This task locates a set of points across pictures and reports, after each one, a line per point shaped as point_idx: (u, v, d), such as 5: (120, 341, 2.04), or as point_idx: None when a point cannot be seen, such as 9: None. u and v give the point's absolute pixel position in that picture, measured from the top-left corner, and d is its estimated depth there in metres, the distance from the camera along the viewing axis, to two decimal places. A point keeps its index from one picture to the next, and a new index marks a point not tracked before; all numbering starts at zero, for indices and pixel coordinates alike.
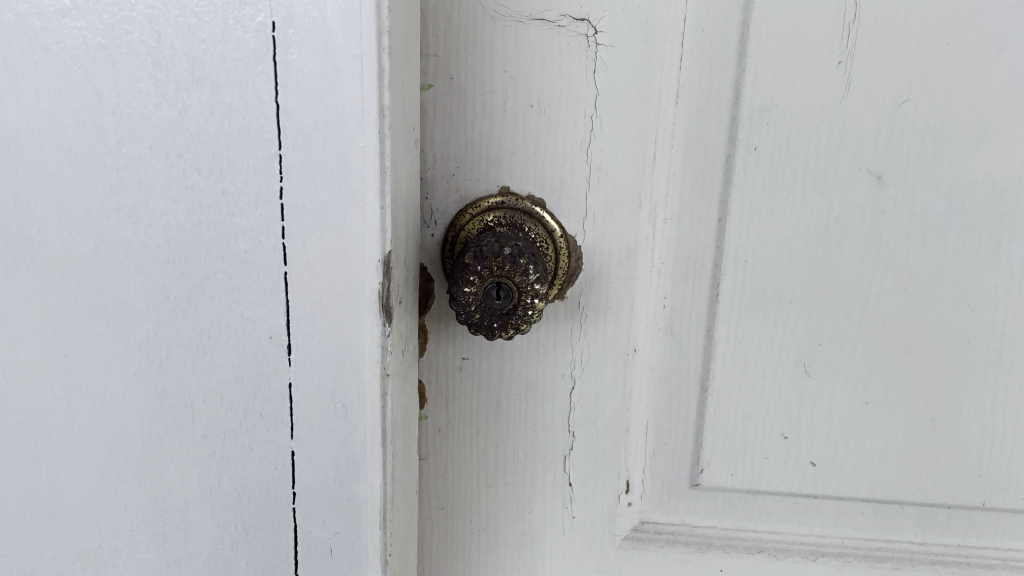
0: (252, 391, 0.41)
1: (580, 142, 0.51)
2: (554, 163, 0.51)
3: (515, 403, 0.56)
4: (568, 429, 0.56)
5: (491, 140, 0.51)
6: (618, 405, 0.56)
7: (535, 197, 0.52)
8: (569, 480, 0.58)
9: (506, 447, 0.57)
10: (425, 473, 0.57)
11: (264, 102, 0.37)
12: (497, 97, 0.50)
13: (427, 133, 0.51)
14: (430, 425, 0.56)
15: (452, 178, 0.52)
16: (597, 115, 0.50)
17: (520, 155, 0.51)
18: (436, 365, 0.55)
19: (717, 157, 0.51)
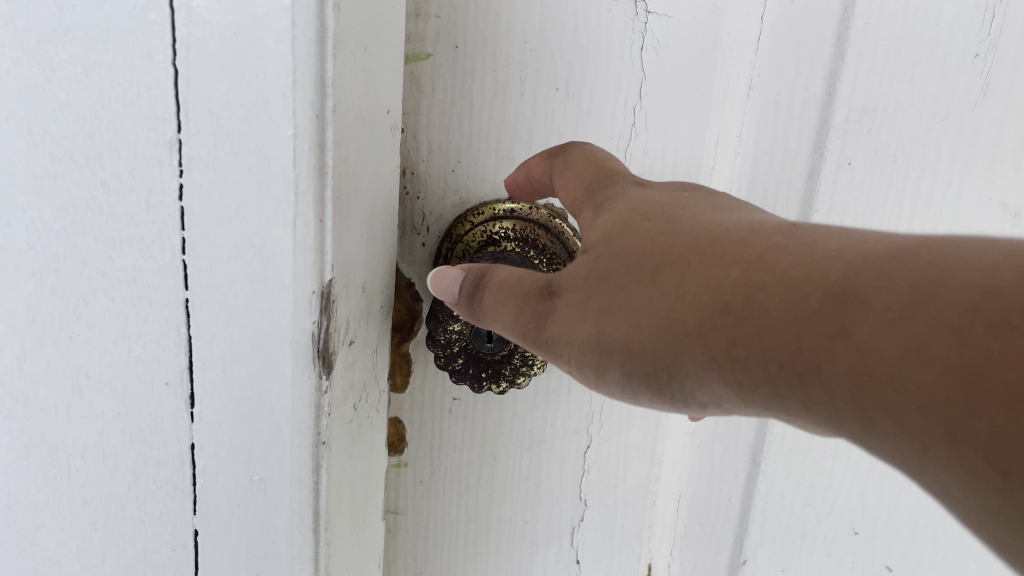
0: (142, 450, 0.31)
1: (619, 140, 0.39)
2: None
3: (515, 459, 0.45)
4: (578, 496, 0.46)
5: (502, 131, 0.40)
6: (644, 473, 0.45)
7: (554, 207, 0.41)
8: (578, 557, 0.47)
9: (502, 510, 0.46)
10: (399, 530, 0.47)
11: (157, 66, 0.26)
12: (512, 75, 0.39)
13: (422, 116, 0.40)
14: (408, 475, 0.46)
15: (451, 175, 0.41)
16: (643, 106, 0.38)
17: (538, 153, 0.40)
18: (419, 403, 0.44)
19: (799, 171, 0.39)
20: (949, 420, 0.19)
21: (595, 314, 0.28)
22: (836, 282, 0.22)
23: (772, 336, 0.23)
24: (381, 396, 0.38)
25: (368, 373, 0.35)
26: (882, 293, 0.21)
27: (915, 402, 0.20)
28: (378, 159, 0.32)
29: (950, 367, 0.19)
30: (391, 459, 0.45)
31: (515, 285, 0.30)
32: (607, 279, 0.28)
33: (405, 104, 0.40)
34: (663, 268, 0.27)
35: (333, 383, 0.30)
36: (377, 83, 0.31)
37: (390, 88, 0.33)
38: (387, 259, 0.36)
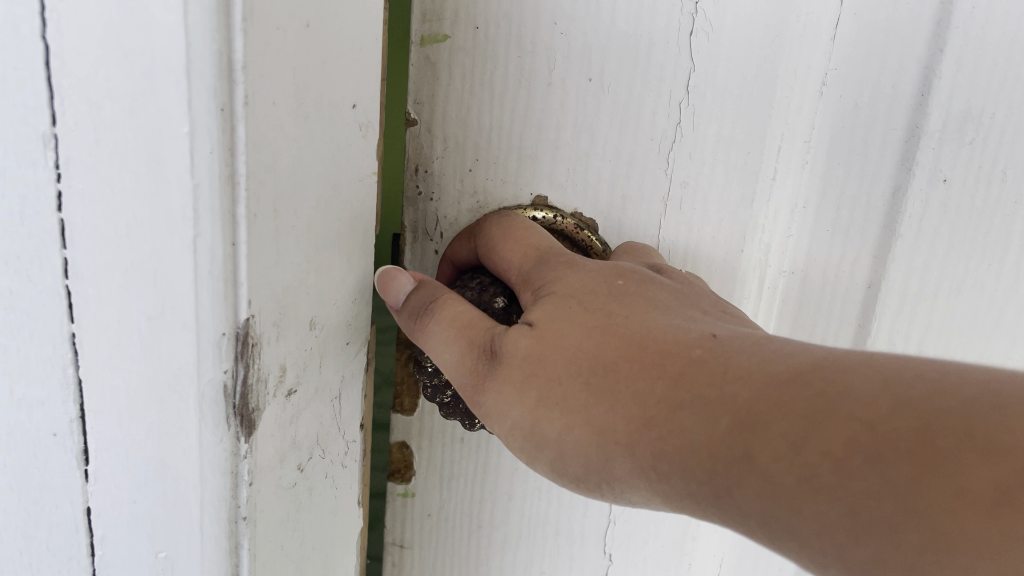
0: (34, 510, 0.26)
1: (661, 142, 0.33)
2: (616, 170, 0.34)
3: (532, 501, 0.40)
4: (601, 550, 0.40)
5: (526, 127, 0.34)
6: (679, 529, 0.39)
7: (583, 216, 0.35)
8: None
9: (517, 555, 0.41)
10: (406, 565, 0.43)
11: (22, 38, 0.20)
12: (539, 63, 0.33)
13: (438, 107, 0.35)
14: (416, 508, 0.42)
15: (469, 176, 0.36)
16: (691, 102, 0.32)
17: (568, 154, 0.34)
18: (430, 429, 0.40)
19: (879, 188, 0.32)
20: (858, 551, 0.20)
21: (534, 401, 0.27)
22: (742, 396, 0.23)
23: (694, 453, 0.23)
24: (350, 443, 0.32)
25: (327, 420, 0.29)
26: (782, 421, 0.21)
27: (818, 536, 0.20)
28: (334, 167, 0.25)
29: (844, 500, 0.20)
30: (397, 487, 0.41)
31: (455, 359, 0.29)
32: (541, 364, 0.27)
33: (417, 91, 0.35)
34: (595, 370, 0.26)
35: (260, 447, 0.24)
36: (333, 68, 0.24)
37: (357, 75, 0.26)
38: (356, 285, 0.29)
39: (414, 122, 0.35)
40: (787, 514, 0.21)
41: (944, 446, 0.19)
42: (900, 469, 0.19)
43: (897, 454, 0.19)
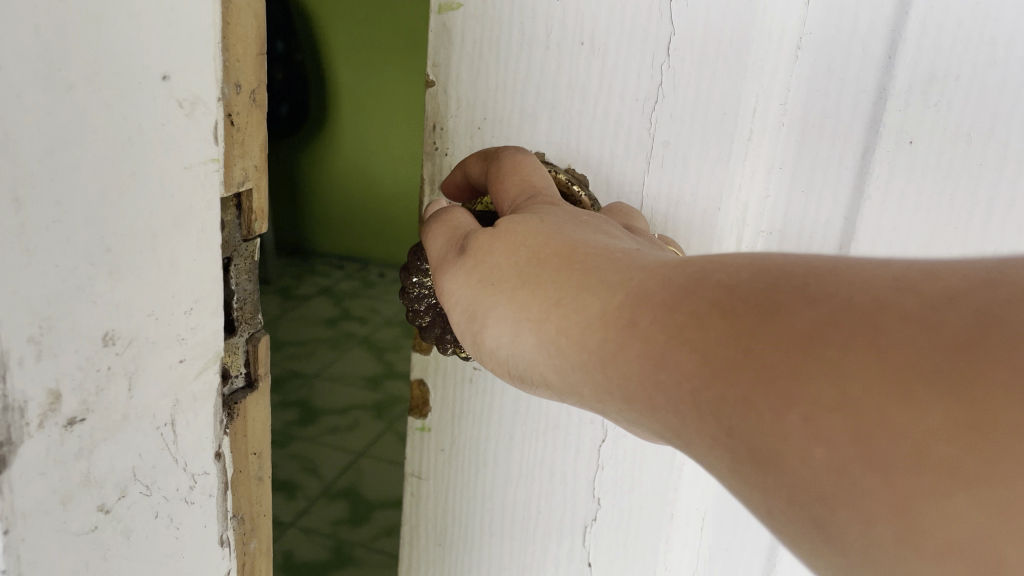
0: None
1: (643, 102, 0.35)
2: (604, 129, 0.36)
3: (531, 442, 0.42)
4: (591, 494, 0.42)
5: (527, 88, 0.36)
6: (660, 479, 0.41)
7: (574, 172, 0.37)
8: (590, 560, 0.44)
9: (517, 494, 0.44)
10: (421, 495, 0.46)
11: None
12: (539, 27, 0.35)
13: (450, 68, 0.37)
14: (431, 442, 0.44)
15: (477, 134, 0.38)
16: (671, 63, 0.34)
17: (562, 113, 0.36)
18: (443, 369, 0.43)
19: (851, 150, 0.33)
20: (708, 395, 0.19)
21: (468, 278, 0.27)
22: (638, 275, 0.23)
23: (591, 325, 0.23)
24: (197, 477, 0.30)
25: (151, 453, 0.27)
26: (663, 291, 0.21)
27: (677, 386, 0.20)
28: (130, 152, 0.24)
29: (698, 350, 0.19)
30: (415, 422, 0.44)
31: (438, 248, 0.30)
32: (488, 249, 0.27)
33: (432, 55, 0.37)
34: (530, 261, 0.25)
35: (21, 490, 0.23)
36: (123, 35, 0.23)
37: (172, 46, 0.24)
38: (187, 294, 0.27)
39: (432, 82, 0.37)
40: (655, 376, 0.21)
41: (779, 296, 0.18)
42: (739, 319, 0.19)
43: (761, 310, 0.19)
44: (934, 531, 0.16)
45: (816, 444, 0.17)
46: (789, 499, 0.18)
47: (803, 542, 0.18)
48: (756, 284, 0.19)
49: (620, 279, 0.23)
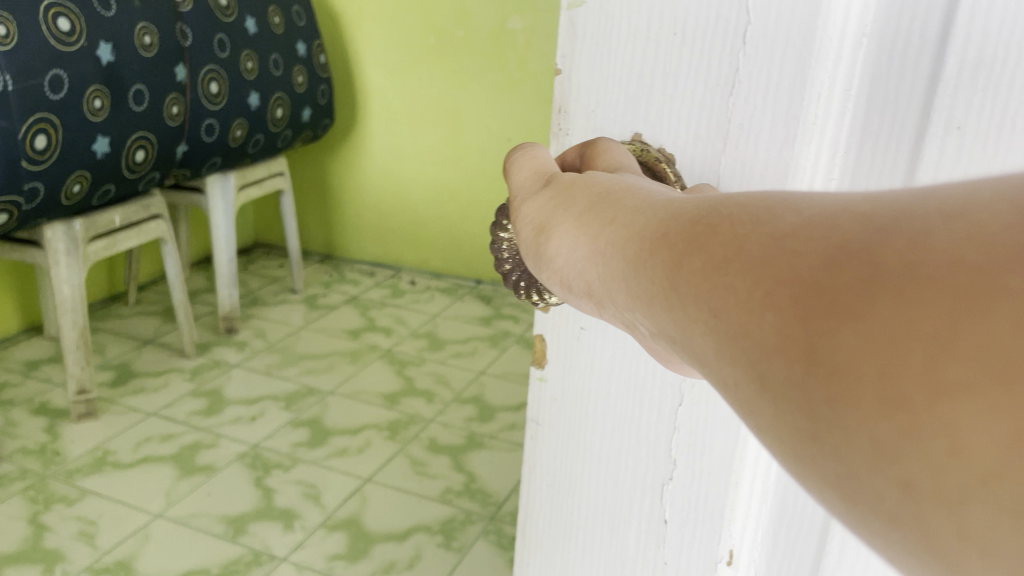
0: None
1: (723, 86, 0.36)
2: (689, 111, 0.37)
3: (622, 400, 0.44)
4: (668, 455, 0.44)
5: (631, 74, 0.38)
6: (727, 445, 0.42)
7: (664, 151, 0.38)
8: (666, 518, 0.46)
9: (611, 447, 0.46)
10: (536, 438, 0.49)
11: None
12: (641, 19, 0.37)
13: (572, 59, 0.40)
14: (547, 391, 0.47)
15: (591, 115, 0.40)
16: (745, 49, 0.35)
17: (658, 96, 0.38)
18: (555, 326, 0.45)
19: (907, 135, 0.33)
20: (703, 288, 0.17)
21: (551, 197, 0.26)
22: (678, 201, 0.20)
23: (632, 236, 0.21)
24: None
25: None
26: (694, 209, 0.19)
27: (688, 289, 0.17)
28: None
29: (704, 252, 0.17)
30: (535, 371, 0.47)
31: (522, 178, 0.30)
32: (568, 188, 0.26)
33: (562, 48, 0.40)
34: (594, 197, 0.24)
35: None
36: None
37: None
38: None
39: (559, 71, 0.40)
40: (670, 276, 0.18)
41: (776, 209, 0.16)
42: (739, 225, 0.17)
43: (758, 217, 0.16)
44: (819, 357, 0.14)
45: (766, 308, 0.15)
46: (741, 369, 0.16)
47: (746, 412, 0.16)
48: (750, 207, 0.17)
49: (657, 206, 0.21)
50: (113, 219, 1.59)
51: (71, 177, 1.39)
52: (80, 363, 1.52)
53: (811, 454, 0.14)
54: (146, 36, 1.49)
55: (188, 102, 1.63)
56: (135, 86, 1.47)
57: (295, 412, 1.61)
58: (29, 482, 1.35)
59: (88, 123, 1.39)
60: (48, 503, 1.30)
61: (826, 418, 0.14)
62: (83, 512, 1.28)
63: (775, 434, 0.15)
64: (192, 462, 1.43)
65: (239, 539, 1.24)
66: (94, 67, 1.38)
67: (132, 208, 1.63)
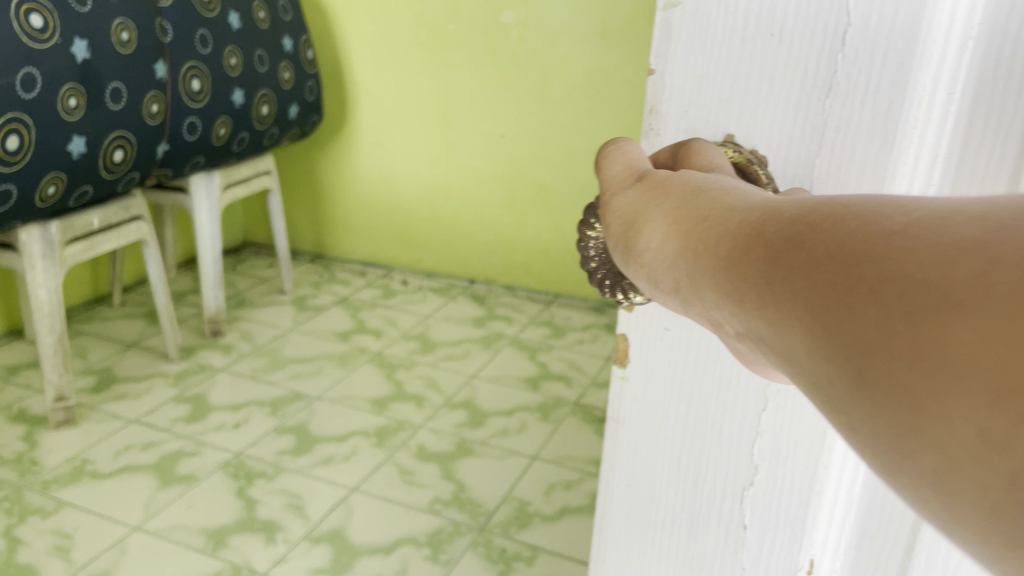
0: None
1: (824, 87, 0.38)
2: (785, 112, 0.40)
3: (706, 403, 0.47)
4: (751, 460, 0.47)
5: (727, 75, 0.40)
6: (813, 455, 0.45)
7: (758, 153, 0.41)
8: (745, 523, 0.49)
9: (694, 447, 0.49)
10: (617, 438, 0.52)
11: None
12: (738, 20, 0.39)
13: (668, 59, 0.42)
14: (629, 389, 0.50)
15: (685, 115, 0.42)
16: (846, 50, 0.37)
17: (753, 98, 0.40)
18: (640, 325, 0.47)
19: (1012, 143, 0.35)
20: (803, 285, 0.18)
21: (641, 192, 0.27)
22: (768, 201, 0.21)
23: (722, 234, 0.22)
24: None
25: None
26: (789, 209, 0.20)
27: (786, 285, 0.18)
28: None
29: (804, 251, 0.18)
30: (619, 370, 0.50)
31: (610, 171, 0.30)
32: (654, 185, 0.27)
33: (656, 48, 0.42)
34: (680, 195, 0.25)
35: None
36: None
37: None
38: None
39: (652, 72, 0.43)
40: (768, 272, 0.19)
41: (881, 210, 0.17)
42: (839, 225, 0.18)
43: (860, 218, 0.18)
44: (924, 352, 0.15)
45: (869, 304, 0.16)
46: (838, 362, 0.17)
47: (841, 405, 0.17)
48: (850, 209, 0.18)
49: (746, 205, 0.22)
50: (91, 220, 1.57)
51: (48, 177, 1.37)
52: (56, 370, 1.51)
53: (907, 443, 0.16)
54: (124, 32, 1.48)
55: (169, 99, 1.61)
56: (112, 82, 1.46)
57: (280, 417, 1.60)
58: (5, 494, 1.33)
59: (64, 122, 1.37)
60: (23, 516, 1.28)
61: (928, 409, 0.15)
62: (59, 525, 1.27)
63: (870, 424, 0.16)
64: (173, 472, 1.42)
65: (219, 552, 1.23)
66: (70, 63, 1.37)
67: (110, 208, 1.62)
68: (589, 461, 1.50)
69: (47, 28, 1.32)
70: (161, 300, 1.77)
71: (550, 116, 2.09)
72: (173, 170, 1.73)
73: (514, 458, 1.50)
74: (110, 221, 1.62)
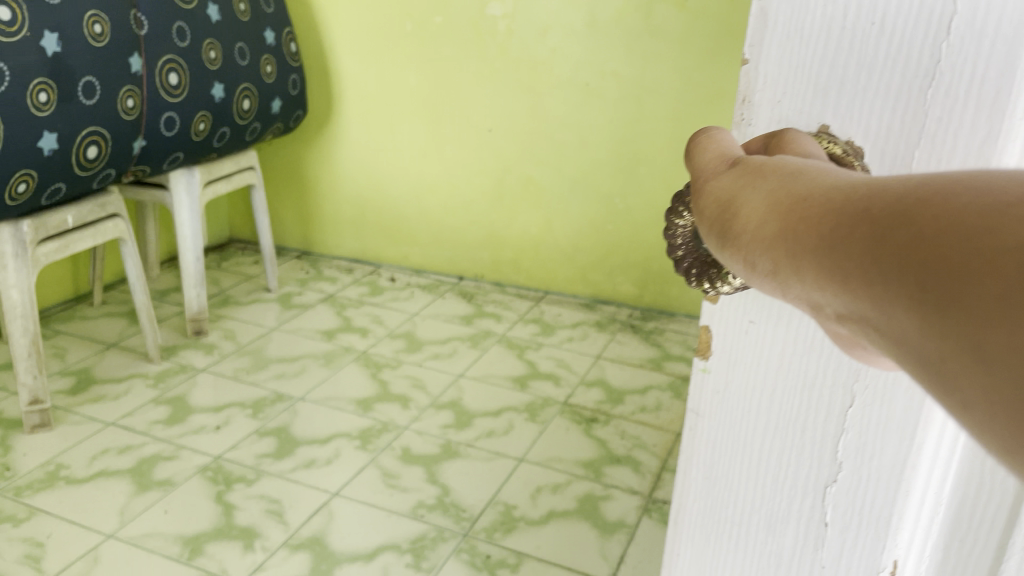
0: None
1: (925, 77, 0.41)
2: (887, 99, 0.43)
3: (789, 399, 0.50)
4: (835, 458, 0.50)
5: (823, 65, 0.43)
6: (900, 454, 0.47)
7: (854, 143, 0.44)
8: (827, 520, 0.52)
9: (775, 443, 0.52)
10: (696, 429, 0.55)
11: None
12: (837, 10, 0.42)
13: (762, 46, 0.45)
14: (711, 381, 0.53)
15: (777, 104, 0.45)
16: (949, 40, 0.40)
17: (850, 87, 0.43)
18: (724, 318, 0.51)
19: None
20: (913, 260, 0.19)
21: (739, 178, 0.28)
22: (872, 184, 0.22)
23: (825, 217, 0.23)
24: None
25: None
26: (898, 191, 0.21)
27: (894, 262, 0.20)
28: None
29: (914, 228, 0.19)
30: (699, 362, 0.53)
31: (707, 160, 0.32)
32: (753, 171, 0.28)
33: (751, 37, 0.45)
34: (781, 180, 0.26)
35: None
36: None
37: None
38: None
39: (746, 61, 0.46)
40: (877, 251, 0.20)
41: (992, 186, 0.18)
42: (950, 203, 0.19)
43: (970, 195, 0.19)
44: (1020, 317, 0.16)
45: (986, 275, 0.17)
46: (940, 333, 0.18)
47: (941, 377, 0.18)
48: (961, 189, 0.19)
49: (850, 190, 0.23)
50: (65, 219, 1.55)
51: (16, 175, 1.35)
52: (30, 372, 1.50)
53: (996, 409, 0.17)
54: (96, 25, 1.47)
55: (146, 94, 1.60)
56: (83, 77, 1.45)
57: (262, 419, 1.59)
58: None
59: (35, 117, 1.36)
60: None
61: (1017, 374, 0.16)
62: (30, 533, 1.25)
63: (966, 394, 0.17)
64: (151, 477, 1.41)
65: (195, 561, 1.21)
66: (40, 56, 1.36)
67: (85, 207, 1.60)
68: (577, 464, 1.49)
69: (14, 20, 1.31)
70: (139, 299, 1.75)
71: (539, 109, 2.07)
72: (152, 167, 1.71)
73: (501, 459, 1.49)
74: (84, 220, 1.60)
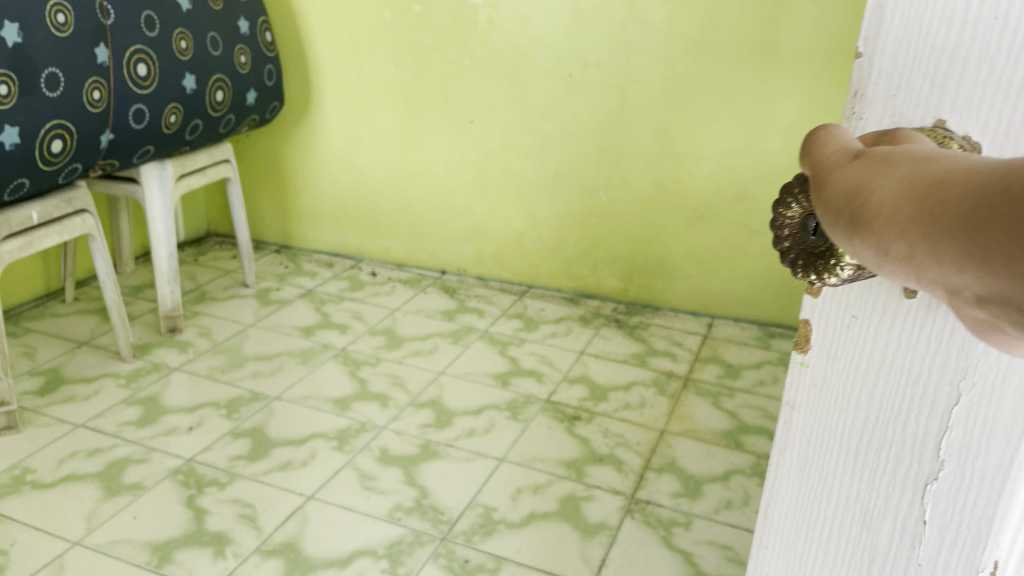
0: None
1: None
2: (1007, 96, 0.40)
3: (888, 393, 0.46)
4: (936, 455, 0.46)
5: (941, 57, 0.41)
6: (1007, 453, 0.44)
7: (971, 139, 0.41)
8: (926, 518, 0.48)
9: (872, 440, 0.48)
10: (791, 423, 0.52)
11: None
12: (958, 3, 0.40)
13: (879, 38, 0.43)
14: (808, 375, 0.50)
15: (891, 99, 0.43)
16: None
17: (969, 81, 0.40)
18: (825, 313, 0.47)
19: None
20: None
21: (863, 166, 0.30)
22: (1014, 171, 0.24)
23: (966, 205, 0.25)
24: None
25: None
26: None
27: None
28: None
29: None
30: (796, 356, 0.50)
31: (825, 150, 0.33)
32: (877, 159, 0.29)
33: (866, 30, 0.43)
34: (912, 168, 0.28)
35: None
36: None
37: None
38: None
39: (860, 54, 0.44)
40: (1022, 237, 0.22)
41: None
42: None
43: None
44: None
45: None
46: None
47: None
48: None
49: (986, 178, 0.25)
50: (29, 215, 1.52)
51: None
52: None
53: None
54: (60, 14, 1.45)
55: (112, 86, 1.57)
56: (46, 69, 1.43)
57: (236, 419, 1.58)
58: None
59: None
60: None
61: None
62: None
63: None
64: (120, 481, 1.39)
65: (163, 569, 1.20)
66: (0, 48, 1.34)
67: (50, 202, 1.57)
68: (559, 464, 1.48)
69: None
70: (110, 296, 1.72)
71: (522, 99, 2.05)
72: (121, 160, 1.68)
73: (480, 461, 1.48)
74: (49, 216, 1.57)
